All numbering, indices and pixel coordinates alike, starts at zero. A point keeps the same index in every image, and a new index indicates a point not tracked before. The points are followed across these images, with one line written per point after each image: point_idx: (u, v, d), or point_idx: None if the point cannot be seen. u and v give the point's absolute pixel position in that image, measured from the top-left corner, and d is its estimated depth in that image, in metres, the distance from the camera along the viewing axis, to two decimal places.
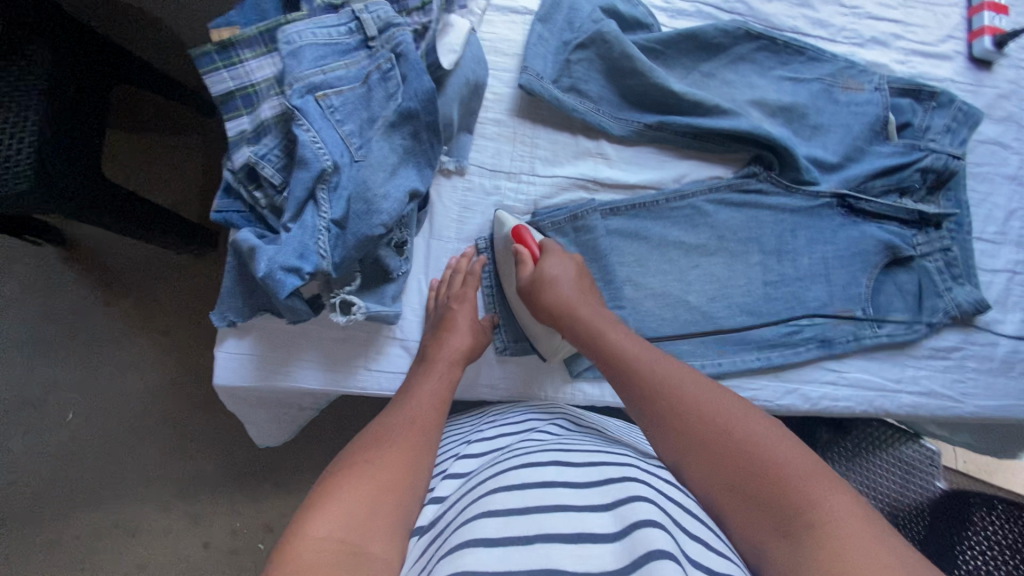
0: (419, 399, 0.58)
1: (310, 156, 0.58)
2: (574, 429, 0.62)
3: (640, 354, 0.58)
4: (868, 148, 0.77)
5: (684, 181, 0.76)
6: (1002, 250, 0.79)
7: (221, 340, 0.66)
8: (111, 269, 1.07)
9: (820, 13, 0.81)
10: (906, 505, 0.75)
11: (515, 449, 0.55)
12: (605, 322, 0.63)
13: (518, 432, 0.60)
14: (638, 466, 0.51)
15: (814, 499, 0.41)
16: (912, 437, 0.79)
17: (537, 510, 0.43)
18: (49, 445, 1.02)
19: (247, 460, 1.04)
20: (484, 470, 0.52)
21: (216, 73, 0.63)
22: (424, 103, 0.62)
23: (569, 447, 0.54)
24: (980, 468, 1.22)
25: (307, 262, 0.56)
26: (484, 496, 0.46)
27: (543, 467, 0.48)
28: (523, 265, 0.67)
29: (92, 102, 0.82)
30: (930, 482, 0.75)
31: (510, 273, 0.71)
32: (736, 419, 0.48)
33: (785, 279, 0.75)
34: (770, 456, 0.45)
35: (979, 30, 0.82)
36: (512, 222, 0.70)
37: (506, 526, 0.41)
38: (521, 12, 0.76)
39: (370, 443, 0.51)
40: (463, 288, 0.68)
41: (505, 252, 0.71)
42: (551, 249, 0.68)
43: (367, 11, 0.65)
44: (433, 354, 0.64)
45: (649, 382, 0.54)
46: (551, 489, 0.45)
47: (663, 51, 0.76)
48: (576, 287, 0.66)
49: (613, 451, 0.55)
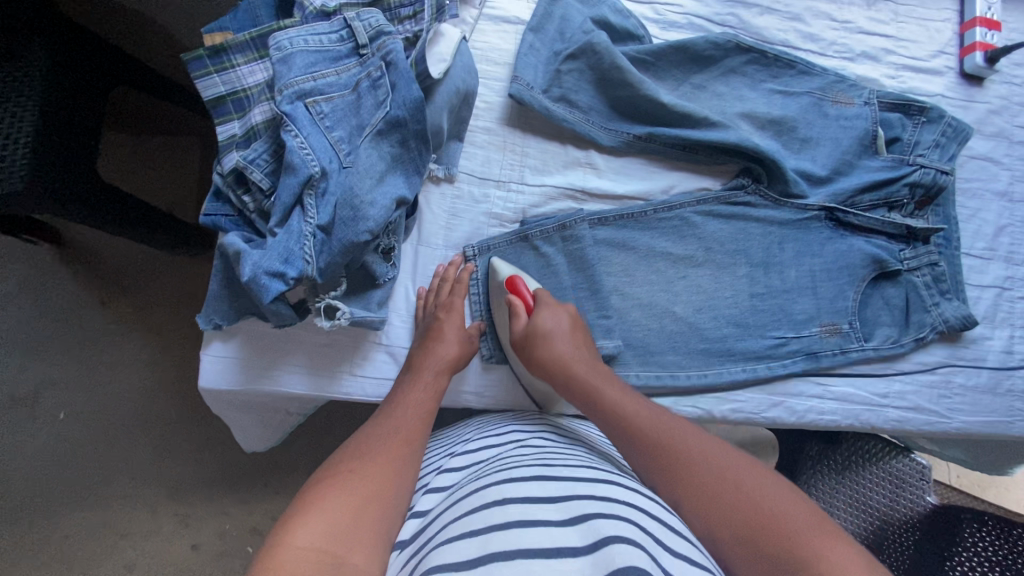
0: (406, 410, 0.58)
1: (298, 162, 0.58)
2: (559, 442, 0.61)
3: (638, 407, 0.58)
4: (857, 162, 0.78)
5: (673, 192, 0.77)
6: (990, 265, 0.79)
7: (207, 343, 0.66)
8: (105, 269, 1.07)
9: (811, 28, 0.82)
10: (896, 519, 0.75)
11: (499, 464, 0.54)
12: (601, 376, 0.63)
13: (503, 445, 0.59)
14: (620, 483, 0.50)
15: (823, 551, 0.41)
16: (902, 451, 0.80)
17: (519, 525, 0.42)
18: (40, 443, 1.02)
19: (236, 462, 1.04)
20: (468, 485, 0.51)
21: (208, 78, 0.65)
22: (412, 112, 0.63)
23: (554, 462, 0.53)
24: (973, 483, 1.21)
25: (291, 267, 0.57)
26: (465, 514, 0.45)
27: (527, 482, 0.48)
28: (517, 316, 0.67)
29: (90, 104, 0.83)
30: (919, 496, 0.76)
31: (503, 318, 0.71)
32: (739, 473, 0.49)
33: (772, 291, 0.76)
34: (775, 508, 0.46)
35: (970, 46, 0.82)
36: (507, 271, 0.70)
37: (486, 543, 0.40)
38: (514, 22, 0.76)
39: (356, 455, 0.51)
40: (450, 296, 0.69)
41: (499, 303, 0.71)
42: (545, 300, 0.68)
43: (359, 19, 0.66)
44: (422, 364, 0.64)
45: (649, 433, 0.54)
46: (533, 505, 0.45)
47: (653, 63, 0.76)
48: (571, 340, 0.66)
49: (597, 466, 0.54)
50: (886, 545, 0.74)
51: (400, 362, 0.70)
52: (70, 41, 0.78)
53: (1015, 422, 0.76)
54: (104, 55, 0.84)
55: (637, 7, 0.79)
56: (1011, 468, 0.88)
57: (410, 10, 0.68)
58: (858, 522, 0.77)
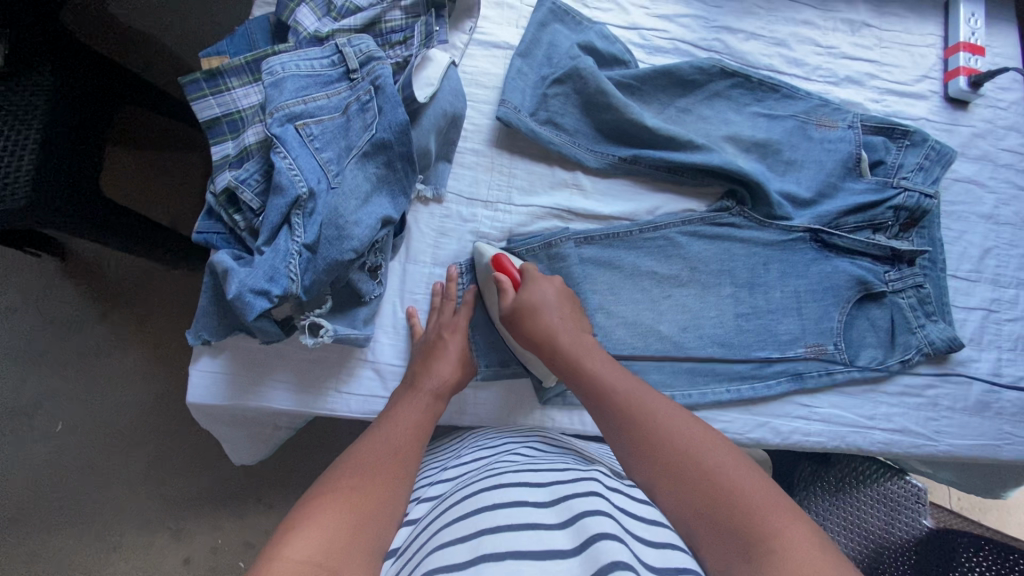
0: (399, 425, 0.59)
1: (286, 182, 0.60)
2: (550, 448, 0.62)
3: (615, 379, 0.57)
4: (841, 184, 0.79)
5: (658, 214, 0.78)
6: (977, 288, 0.79)
7: (196, 358, 0.67)
8: (106, 282, 1.09)
9: (795, 52, 0.83)
10: (890, 543, 0.75)
11: (488, 469, 0.54)
12: (583, 346, 0.61)
13: (494, 452, 0.60)
14: (610, 486, 0.51)
15: (779, 529, 0.41)
16: (898, 474, 0.80)
17: (507, 528, 0.42)
18: (36, 455, 1.03)
19: (228, 476, 1.05)
20: (458, 491, 0.52)
21: (203, 100, 0.67)
22: (398, 135, 0.64)
23: (542, 466, 0.54)
24: (973, 506, 1.19)
25: (276, 285, 0.58)
26: (457, 519, 0.45)
27: (515, 488, 0.48)
28: (505, 293, 0.66)
29: (98, 116, 0.85)
30: (916, 519, 0.75)
31: (493, 297, 0.70)
32: (707, 449, 0.49)
33: (757, 311, 0.76)
34: (736, 484, 0.45)
35: (954, 70, 0.84)
36: (492, 252, 0.70)
37: (479, 545, 0.41)
38: (503, 47, 0.79)
39: (350, 471, 0.51)
40: (453, 316, 0.69)
41: (487, 280, 0.70)
42: (531, 274, 0.67)
43: (350, 45, 0.68)
44: (416, 378, 0.65)
45: (623, 408, 0.54)
46: (520, 509, 0.45)
47: (638, 87, 0.78)
48: (557, 311, 0.64)
49: (585, 470, 0.54)
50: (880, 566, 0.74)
51: (386, 379, 0.71)
52: (70, 57, 0.80)
53: (1005, 446, 0.75)
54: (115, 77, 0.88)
55: (624, 32, 0.81)
56: (1007, 492, 0.87)
57: (400, 37, 0.72)
58: (850, 543, 0.77)
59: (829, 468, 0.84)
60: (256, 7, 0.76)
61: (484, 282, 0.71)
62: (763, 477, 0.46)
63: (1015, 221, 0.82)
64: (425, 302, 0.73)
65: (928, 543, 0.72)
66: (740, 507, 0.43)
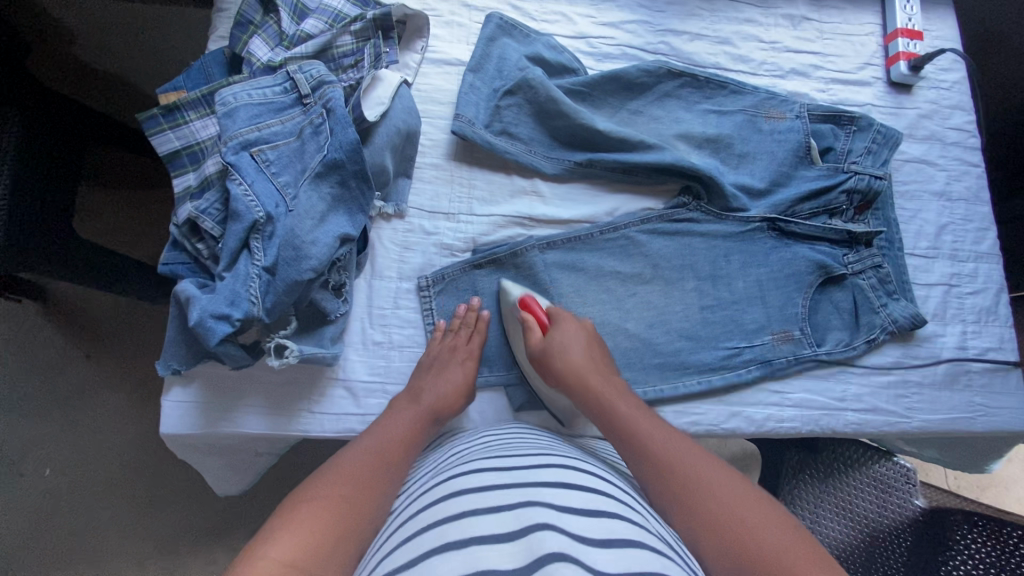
0: (387, 433, 0.59)
1: (242, 209, 0.61)
2: (528, 432, 0.62)
3: (648, 426, 0.57)
4: (794, 173, 0.81)
5: (617, 214, 0.79)
6: (936, 264, 0.81)
7: (167, 388, 0.68)
8: (90, 322, 1.09)
9: (740, 49, 0.86)
10: (885, 526, 0.75)
11: (461, 459, 0.55)
12: (613, 389, 0.63)
13: (467, 445, 0.60)
14: (578, 470, 0.50)
15: None
16: (885, 455, 0.81)
17: (473, 513, 0.42)
18: (24, 501, 1.02)
19: (219, 509, 1.04)
20: (432, 480, 0.52)
21: (162, 135, 0.69)
22: (349, 154, 0.66)
23: (514, 450, 0.54)
24: (972, 486, 1.19)
25: (237, 309, 0.59)
26: (425, 511, 0.45)
27: (481, 473, 0.48)
28: (533, 331, 0.68)
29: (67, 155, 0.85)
30: (907, 499, 0.77)
31: (519, 338, 0.72)
32: (743, 506, 0.48)
33: (721, 303, 0.77)
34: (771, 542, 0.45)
35: (894, 56, 0.86)
36: (518, 292, 0.73)
37: (444, 534, 0.40)
38: (455, 63, 0.81)
39: (336, 479, 0.51)
40: (464, 343, 0.71)
41: (513, 322, 0.73)
42: (559, 317, 0.69)
43: (301, 71, 0.70)
44: (415, 395, 0.64)
45: (658, 454, 0.53)
46: (485, 493, 0.45)
47: (588, 93, 0.80)
48: (586, 355, 0.66)
49: (559, 454, 0.54)
50: (879, 551, 0.73)
51: (358, 397, 0.70)
52: (29, 98, 0.79)
53: (977, 418, 0.76)
54: (86, 118, 0.90)
55: (571, 42, 0.84)
56: (993, 466, 0.86)
57: (351, 60, 0.75)
58: (844, 527, 0.77)
59: (816, 455, 0.83)
60: (211, 41, 0.78)
61: (510, 324, 0.73)
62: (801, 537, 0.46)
63: (968, 196, 0.84)
64: (393, 316, 0.73)
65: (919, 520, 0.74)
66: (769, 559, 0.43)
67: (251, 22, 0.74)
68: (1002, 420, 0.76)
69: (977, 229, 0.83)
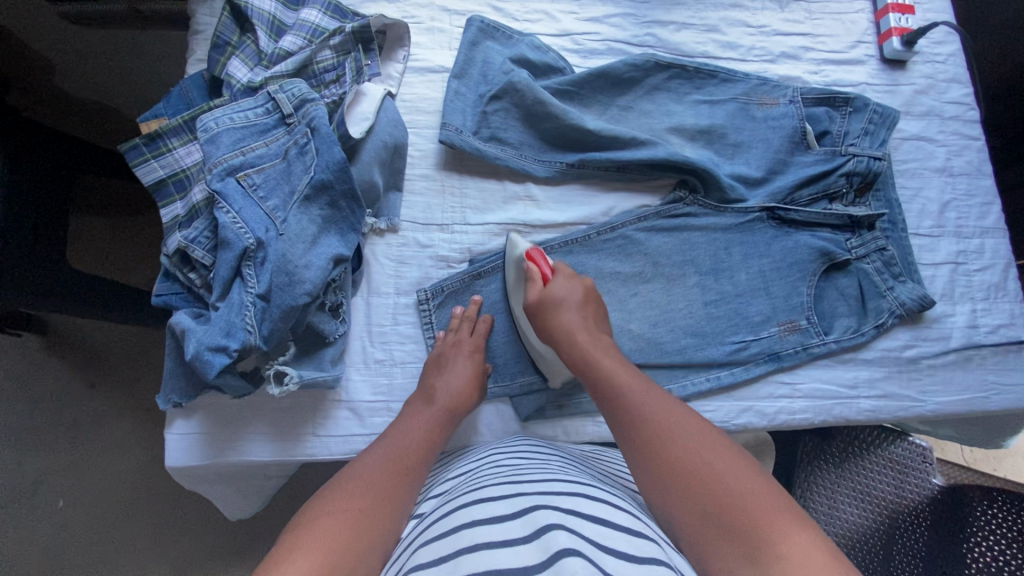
0: (408, 435, 0.59)
1: (232, 236, 0.60)
2: (542, 454, 0.60)
3: (631, 382, 0.56)
4: (791, 159, 0.79)
5: (613, 214, 0.78)
6: (941, 243, 0.79)
7: (170, 421, 0.67)
8: (92, 352, 1.09)
9: (728, 36, 0.84)
10: (902, 509, 0.74)
11: (471, 483, 0.53)
12: (601, 346, 0.62)
13: (477, 467, 0.58)
14: (591, 496, 0.48)
15: (774, 532, 0.40)
16: (900, 435, 0.79)
17: (486, 545, 0.40)
18: (41, 534, 1.01)
19: (235, 530, 1.03)
20: (442, 507, 0.50)
21: (146, 164, 0.67)
22: (337, 174, 0.65)
23: (529, 474, 0.52)
24: (988, 458, 1.18)
25: (233, 339, 0.58)
26: (438, 539, 0.43)
27: (494, 502, 0.46)
28: (534, 282, 0.67)
29: (56, 183, 0.84)
30: (924, 480, 0.75)
31: (520, 291, 0.71)
32: (707, 457, 0.47)
33: (724, 296, 0.76)
34: (733, 488, 0.44)
35: (887, 32, 0.84)
36: (525, 245, 0.71)
37: (457, 565, 0.38)
38: (439, 71, 0.79)
39: (349, 495, 0.50)
40: (464, 335, 0.70)
41: (516, 274, 0.71)
42: (562, 272, 0.68)
43: (282, 91, 0.69)
44: (430, 395, 0.64)
45: (635, 412, 0.53)
46: (497, 524, 0.43)
47: (576, 92, 0.79)
48: (580, 311, 0.65)
49: (571, 480, 0.52)
50: (897, 534, 0.72)
51: (363, 417, 0.69)
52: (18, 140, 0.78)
53: (992, 396, 0.75)
54: (77, 151, 0.89)
55: (555, 40, 0.82)
56: (1009, 442, 0.85)
57: (333, 75, 0.74)
58: (862, 514, 0.75)
59: (831, 440, 0.81)
60: (189, 65, 0.77)
61: (512, 279, 0.72)
62: (781, 490, 0.45)
63: (970, 170, 0.82)
64: (393, 333, 0.72)
65: (936, 501, 0.72)
66: (750, 518, 0.42)
67: (228, 43, 0.72)
68: (1019, 397, 0.75)
69: (981, 204, 0.81)
